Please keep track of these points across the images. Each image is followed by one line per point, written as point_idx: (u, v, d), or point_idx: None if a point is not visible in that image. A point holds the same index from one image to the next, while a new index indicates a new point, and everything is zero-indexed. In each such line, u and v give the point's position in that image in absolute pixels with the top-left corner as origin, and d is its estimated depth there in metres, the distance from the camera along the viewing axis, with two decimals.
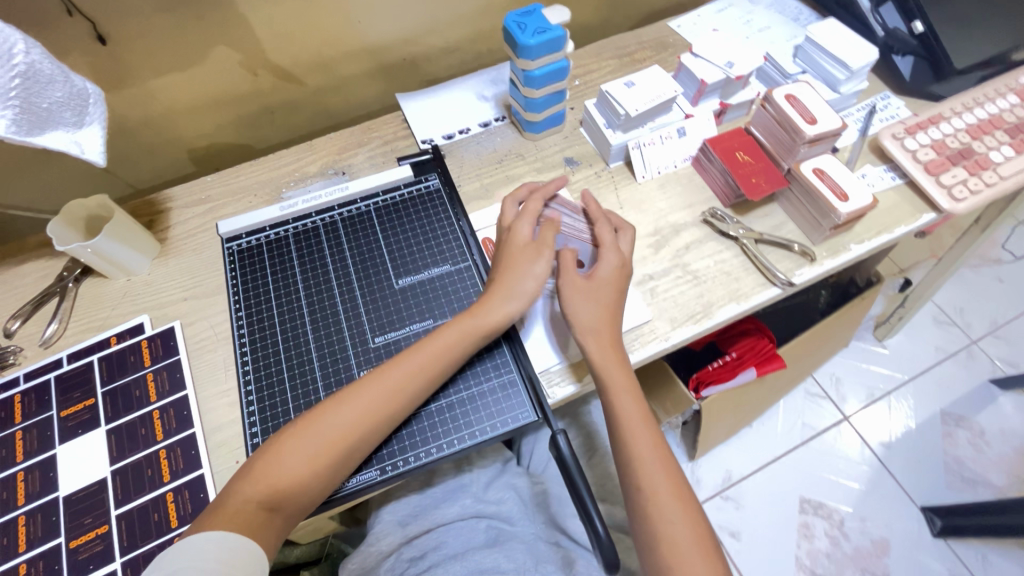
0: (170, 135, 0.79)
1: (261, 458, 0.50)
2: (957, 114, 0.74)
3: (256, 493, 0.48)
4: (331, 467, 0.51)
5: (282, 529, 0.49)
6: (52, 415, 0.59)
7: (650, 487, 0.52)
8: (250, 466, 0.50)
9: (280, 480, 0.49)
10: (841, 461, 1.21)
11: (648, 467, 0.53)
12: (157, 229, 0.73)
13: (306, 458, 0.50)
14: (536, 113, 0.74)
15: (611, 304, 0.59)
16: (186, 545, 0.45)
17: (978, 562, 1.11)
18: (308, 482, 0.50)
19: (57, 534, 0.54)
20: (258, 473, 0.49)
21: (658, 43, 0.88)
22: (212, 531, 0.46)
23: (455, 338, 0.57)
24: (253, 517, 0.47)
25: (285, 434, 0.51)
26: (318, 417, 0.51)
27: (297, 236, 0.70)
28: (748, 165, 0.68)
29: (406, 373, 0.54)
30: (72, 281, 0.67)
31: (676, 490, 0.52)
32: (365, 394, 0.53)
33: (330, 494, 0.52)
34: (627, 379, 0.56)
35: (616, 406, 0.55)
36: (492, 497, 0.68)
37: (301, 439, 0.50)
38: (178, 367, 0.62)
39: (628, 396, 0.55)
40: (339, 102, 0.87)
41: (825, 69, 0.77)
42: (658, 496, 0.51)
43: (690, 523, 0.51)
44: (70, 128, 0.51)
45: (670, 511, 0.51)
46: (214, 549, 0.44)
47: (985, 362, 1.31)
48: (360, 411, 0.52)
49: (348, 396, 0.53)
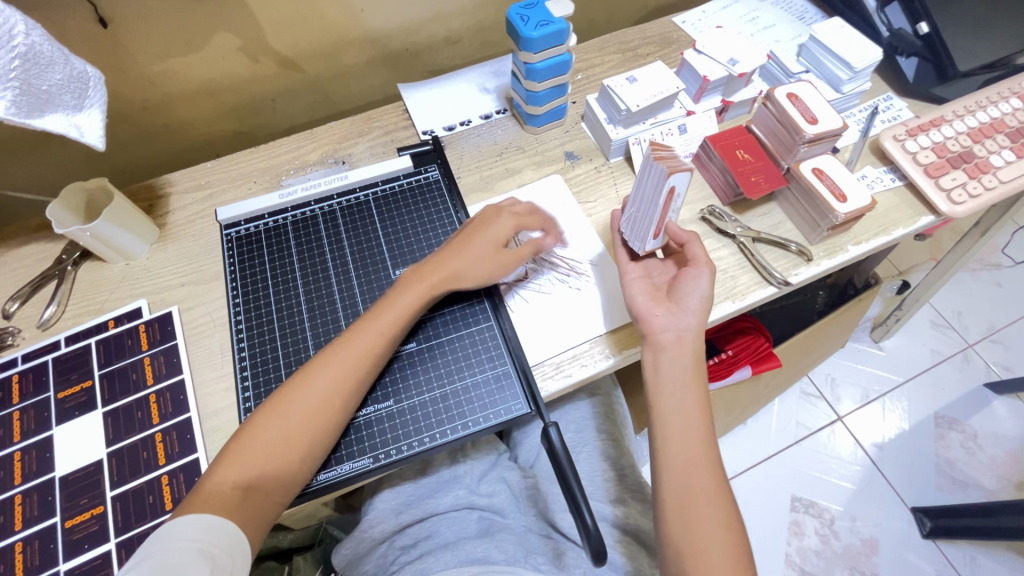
0: (170, 119, 0.79)
1: (236, 439, 0.51)
2: (960, 117, 0.74)
3: (231, 476, 0.49)
4: (313, 451, 0.51)
5: (264, 512, 0.49)
6: (49, 396, 0.60)
7: (694, 494, 0.52)
8: (226, 450, 0.51)
9: (257, 460, 0.50)
10: (834, 460, 1.22)
11: (696, 466, 0.53)
12: (156, 214, 0.73)
13: (281, 437, 0.51)
14: (537, 106, 0.74)
15: (705, 302, 0.58)
16: (165, 532, 0.45)
17: (966, 563, 1.12)
18: (285, 458, 0.50)
19: (52, 514, 0.54)
20: (235, 456, 0.50)
21: (662, 38, 0.88)
22: (190, 516, 0.46)
23: (413, 303, 0.57)
24: (234, 505, 0.48)
25: (260, 415, 0.52)
26: (293, 396, 0.52)
27: (295, 224, 0.70)
28: (748, 163, 0.68)
29: (371, 343, 0.55)
30: (71, 264, 0.67)
31: (718, 502, 0.52)
32: (331, 368, 0.53)
33: (304, 484, 0.53)
34: (701, 392, 0.56)
35: (684, 413, 0.55)
36: (484, 490, 0.68)
37: (276, 416, 0.51)
38: (175, 352, 0.62)
39: (691, 387, 0.56)
40: (341, 91, 0.87)
41: (829, 69, 0.77)
42: (699, 496, 0.52)
43: (725, 529, 0.51)
44: (69, 110, 0.51)
45: (708, 513, 0.51)
46: (189, 528, 0.45)
47: (980, 366, 1.31)
48: (333, 382, 0.53)
49: (317, 373, 0.53)
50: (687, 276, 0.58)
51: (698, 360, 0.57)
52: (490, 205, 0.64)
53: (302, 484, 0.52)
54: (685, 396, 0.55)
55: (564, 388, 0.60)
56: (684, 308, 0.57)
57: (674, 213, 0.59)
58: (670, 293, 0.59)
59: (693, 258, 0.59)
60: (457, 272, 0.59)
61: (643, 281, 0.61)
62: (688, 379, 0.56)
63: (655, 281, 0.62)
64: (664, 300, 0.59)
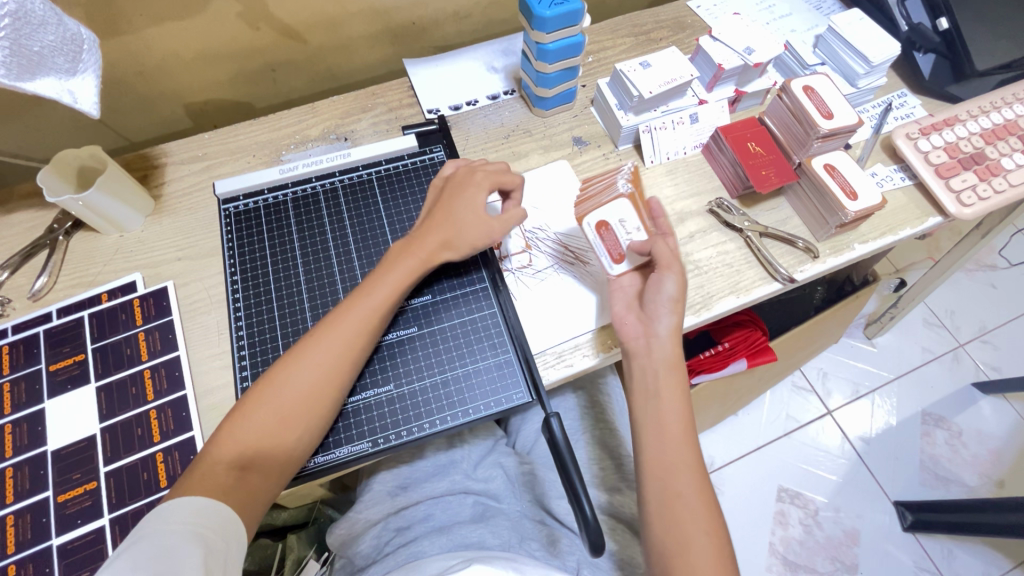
0: (167, 87, 0.76)
1: (232, 420, 0.50)
2: (974, 117, 0.73)
3: (225, 455, 0.48)
4: (305, 425, 0.51)
5: (262, 489, 0.49)
6: (41, 368, 0.59)
7: (675, 499, 0.51)
8: (218, 430, 0.50)
9: (252, 441, 0.49)
10: (821, 453, 1.24)
11: (678, 472, 0.52)
12: (151, 185, 0.71)
13: (276, 417, 0.50)
14: (547, 88, 0.72)
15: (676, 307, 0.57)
16: (162, 512, 0.44)
17: (944, 556, 1.15)
18: (279, 437, 0.50)
19: (45, 488, 0.54)
20: (228, 435, 0.49)
21: (676, 23, 0.86)
22: (185, 498, 0.46)
23: (404, 279, 0.56)
24: (224, 480, 0.48)
25: (250, 395, 0.51)
26: (282, 377, 0.51)
27: (296, 201, 0.68)
28: (759, 156, 0.67)
29: (360, 319, 0.54)
30: (62, 234, 0.65)
31: (701, 507, 0.51)
32: (323, 346, 0.52)
33: (303, 462, 0.52)
34: (680, 397, 0.55)
35: (661, 420, 0.54)
36: (481, 474, 0.69)
37: (267, 397, 0.50)
38: (170, 328, 0.61)
39: (664, 393, 0.55)
40: (343, 63, 0.85)
41: (845, 62, 0.76)
42: (677, 501, 0.51)
43: (709, 533, 0.50)
44: (62, 74, 0.48)
45: (690, 517, 0.51)
46: (184, 512, 0.44)
47: (969, 365, 1.33)
48: (326, 362, 0.52)
49: (307, 349, 0.52)
50: (653, 284, 0.57)
51: (674, 366, 0.56)
52: (462, 167, 0.62)
53: (299, 463, 0.52)
54: (658, 402, 0.55)
55: (565, 378, 0.60)
56: (655, 314, 0.56)
57: (627, 234, 0.61)
58: (643, 301, 0.58)
59: (663, 263, 0.56)
60: (445, 243, 0.57)
61: (621, 294, 0.61)
62: (661, 385, 0.55)
63: (630, 292, 0.60)
64: (638, 309, 0.59)
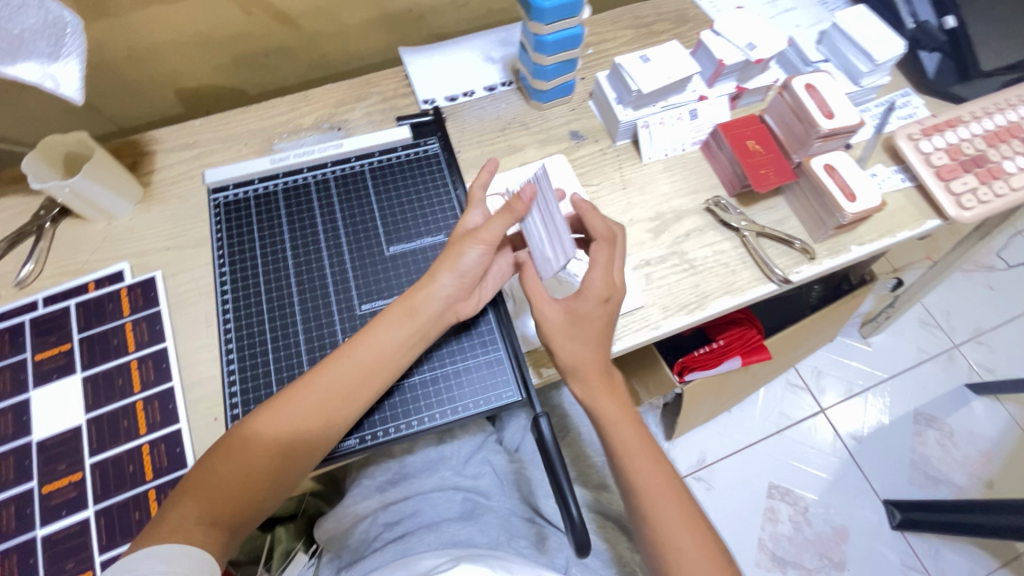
0: (157, 72, 0.74)
1: (197, 467, 0.48)
2: (977, 119, 0.72)
3: (193, 511, 0.46)
4: (280, 474, 0.49)
5: (235, 536, 0.48)
6: (26, 357, 0.58)
7: (655, 520, 0.49)
8: (183, 485, 0.47)
9: (218, 494, 0.46)
10: (813, 451, 1.24)
11: (653, 493, 0.50)
12: (140, 172, 0.69)
13: (243, 473, 0.47)
14: (544, 81, 0.71)
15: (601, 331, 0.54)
16: (134, 560, 0.41)
17: (930, 555, 1.16)
18: (250, 488, 0.47)
19: (29, 478, 0.53)
20: (193, 492, 0.46)
21: (679, 15, 0.84)
22: (157, 546, 0.43)
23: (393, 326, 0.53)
24: (194, 535, 0.45)
25: (221, 448, 0.48)
26: (255, 432, 0.48)
27: (287, 192, 0.67)
28: (759, 155, 0.66)
29: (345, 369, 0.51)
30: (49, 221, 0.64)
31: (687, 523, 0.49)
32: (305, 399, 0.50)
33: (272, 508, 0.51)
34: (621, 410, 0.53)
35: (618, 440, 0.52)
36: (470, 472, 0.68)
37: (238, 454, 0.47)
38: (158, 319, 0.60)
39: (615, 419, 0.53)
40: (338, 50, 0.83)
41: (848, 59, 0.74)
42: (662, 523, 0.48)
43: (703, 549, 0.47)
44: (44, 59, 0.47)
45: (680, 538, 0.48)
46: (158, 559, 0.42)
47: (963, 366, 1.33)
48: (308, 413, 0.49)
49: (285, 402, 0.49)
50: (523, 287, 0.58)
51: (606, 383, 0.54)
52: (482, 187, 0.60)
53: (265, 509, 0.50)
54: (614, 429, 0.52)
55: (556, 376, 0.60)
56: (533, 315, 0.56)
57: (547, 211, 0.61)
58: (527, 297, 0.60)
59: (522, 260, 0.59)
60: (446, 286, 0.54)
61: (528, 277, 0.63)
62: (609, 412, 0.53)
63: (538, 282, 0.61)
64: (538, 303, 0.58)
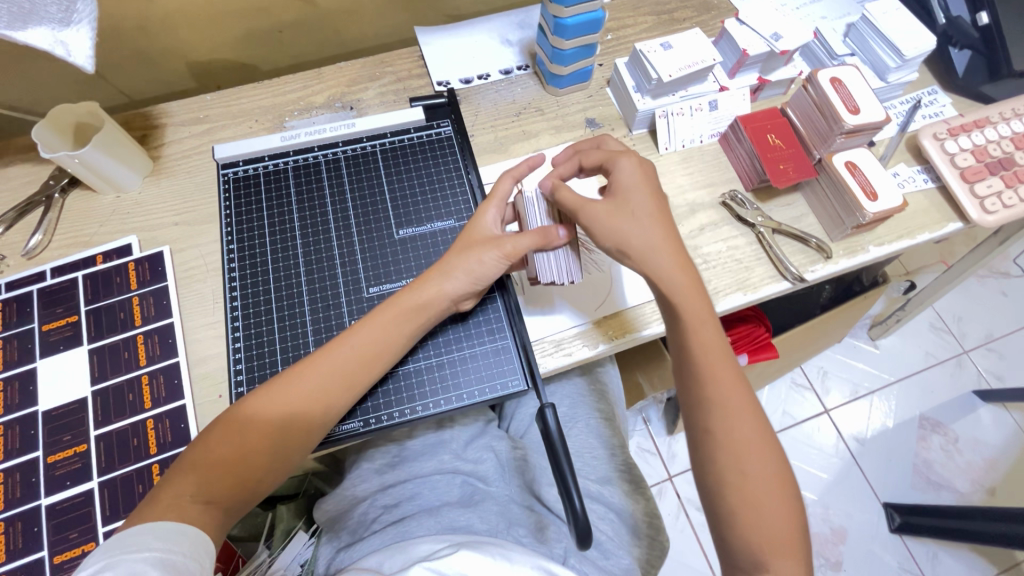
0: (170, 44, 0.73)
1: (195, 443, 0.48)
2: (1005, 120, 0.70)
3: (191, 489, 0.46)
4: (276, 453, 0.48)
5: (231, 514, 0.48)
6: (34, 327, 0.58)
7: (719, 430, 0.47)
8: (181, 463, 0.47)
9: (214, 472, 0.46)
10: (815, 451, 1.23)
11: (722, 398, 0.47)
12: (150, 145, 0.69)
13: (240, 450, 0.47)
14: (562, 65, 0.69)
15: (660, 208, 0.52)
16: (128, 536, 0.42)
17: (928, 559, 1.15)
18: (245, 468, 0.47)
19: (34, 448, 0.53)
20: (189, 469, 0.46)
21: (702, 3, 0.82)
22: (156, 522, 0.43)
23: (392, 318, 0.52)
24: (189, 512, 0.45)
25: (218, 427, 0.48)
26: (250, 414, 0.48)
27: (297, 170, 0.67)
28: (778, 150, 0.65)
29: (345, 354, 0.51)
30: (58, 191, 0.64)
31: (754, 433, 0.46)
32: (304, 382, 0.49)
33: (270, 488, 0.51)
34: (705, 303, 0.50)
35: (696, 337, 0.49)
36: (471, 456, 0.68)
37: (235, 434, 0.47)
38: (165, 294, 0.60)
39: (699, 310, 0.49)
40: (352, 28, 0.81)
41: (875, 53, 0.72)
42: (732, 429, 0.46)
43: (764, 463, 0.45)
44: (54, 24, 0.46)
45: (749, 448, 0.46)
46: (148, 537, 0.42)
47: (972, 372, 1.31)
48: (308, 394, 0.49)
49: (283, 382, 0.49)
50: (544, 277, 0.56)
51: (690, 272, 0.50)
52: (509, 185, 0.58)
53: (263, 491, 0.50)
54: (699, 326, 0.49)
55: (563, 366, 0.59)
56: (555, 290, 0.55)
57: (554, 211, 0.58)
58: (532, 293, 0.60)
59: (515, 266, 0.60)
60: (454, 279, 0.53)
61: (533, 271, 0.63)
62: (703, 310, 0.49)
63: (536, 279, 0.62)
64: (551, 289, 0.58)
